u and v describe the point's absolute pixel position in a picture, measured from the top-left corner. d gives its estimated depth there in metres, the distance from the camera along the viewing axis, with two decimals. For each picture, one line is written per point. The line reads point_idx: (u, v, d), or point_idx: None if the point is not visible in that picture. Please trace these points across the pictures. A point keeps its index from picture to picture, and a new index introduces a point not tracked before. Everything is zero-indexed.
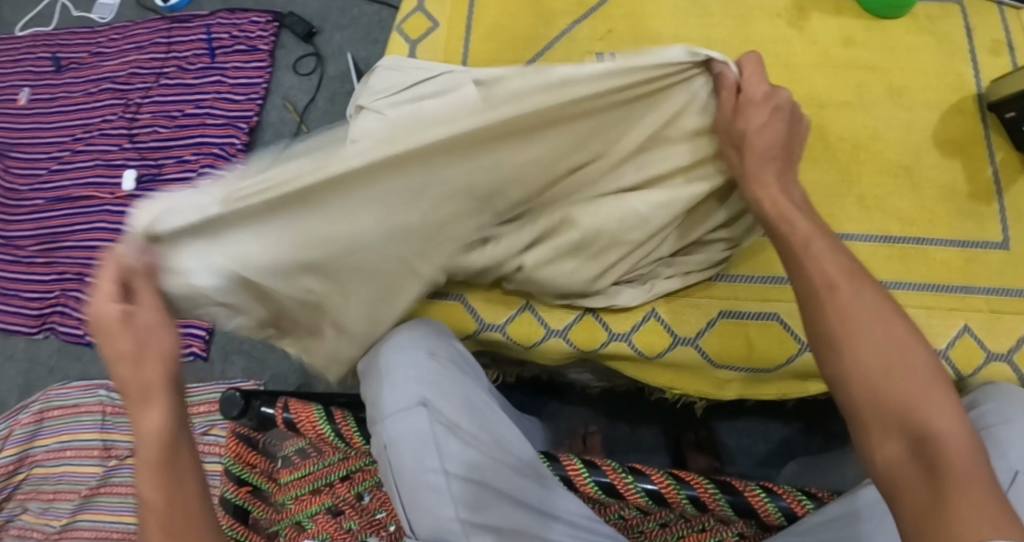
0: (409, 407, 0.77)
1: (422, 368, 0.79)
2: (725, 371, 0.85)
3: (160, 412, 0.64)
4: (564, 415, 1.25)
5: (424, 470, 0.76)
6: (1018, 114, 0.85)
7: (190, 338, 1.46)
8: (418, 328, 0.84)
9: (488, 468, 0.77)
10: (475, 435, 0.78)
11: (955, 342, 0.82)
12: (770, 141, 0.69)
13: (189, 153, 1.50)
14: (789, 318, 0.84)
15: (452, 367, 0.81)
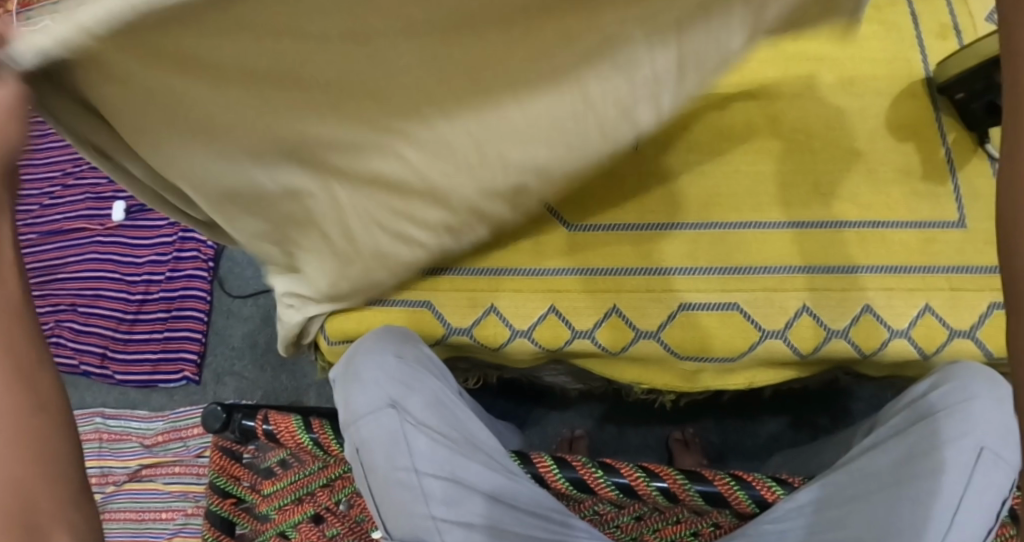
0: (379, 408, 0.79)
1: (388, 368, 0.81)
2: (692, 362, 0.85)
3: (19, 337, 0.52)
4: (549, 420, 1.26)
5: (395, 468, 0.78)
6: (965, 95, 0.87)
7: (181, 362, 1.48)
8: (388, 331, 0.84)
9: (457, 463, 0.79)
10: (443, 431, 0.81)
11: (917, 322, 0.83)
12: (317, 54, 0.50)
13: None
14: (751, 307, 0.84)
15: (418, 367, 0.83)
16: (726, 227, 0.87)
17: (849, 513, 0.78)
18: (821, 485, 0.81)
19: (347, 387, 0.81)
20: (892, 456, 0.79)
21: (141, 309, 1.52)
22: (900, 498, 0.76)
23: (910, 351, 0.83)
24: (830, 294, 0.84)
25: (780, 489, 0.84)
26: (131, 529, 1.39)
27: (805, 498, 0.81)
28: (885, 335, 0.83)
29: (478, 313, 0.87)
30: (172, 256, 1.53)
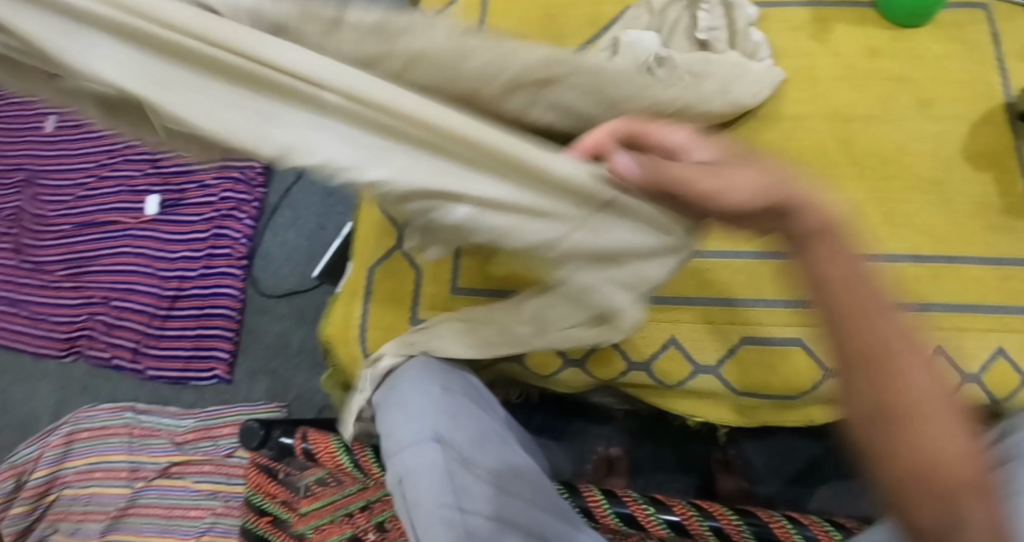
0: (424, 440, 0.76)
1: (437, 405, 0.79)
2: (746, 399, 0.81)
3: None
4: (586, 438, 1.22)
5: (439, 504, 0.74)
6: None
7: (212, 360, 1.47)
8: (432, 363, 0.84)
9: (501, 502, 0.76)
10: (489, 467, 0.78)
11: (990, 366, 0.79)
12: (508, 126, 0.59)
13: (211, 177, 1.54)
14: (814, 343, 0.80)
15: (465, 402, 0.81)
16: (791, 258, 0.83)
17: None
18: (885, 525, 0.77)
19: (392, 416, 0.79)
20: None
21: (174, 305, 1.51)
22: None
23: (981, 398, 0.78)
24: None
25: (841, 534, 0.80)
26: (160, 526, 1.38)
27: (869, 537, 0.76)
28: (957, 379, 0.78)
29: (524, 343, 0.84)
30: (206, 253, 1.51)
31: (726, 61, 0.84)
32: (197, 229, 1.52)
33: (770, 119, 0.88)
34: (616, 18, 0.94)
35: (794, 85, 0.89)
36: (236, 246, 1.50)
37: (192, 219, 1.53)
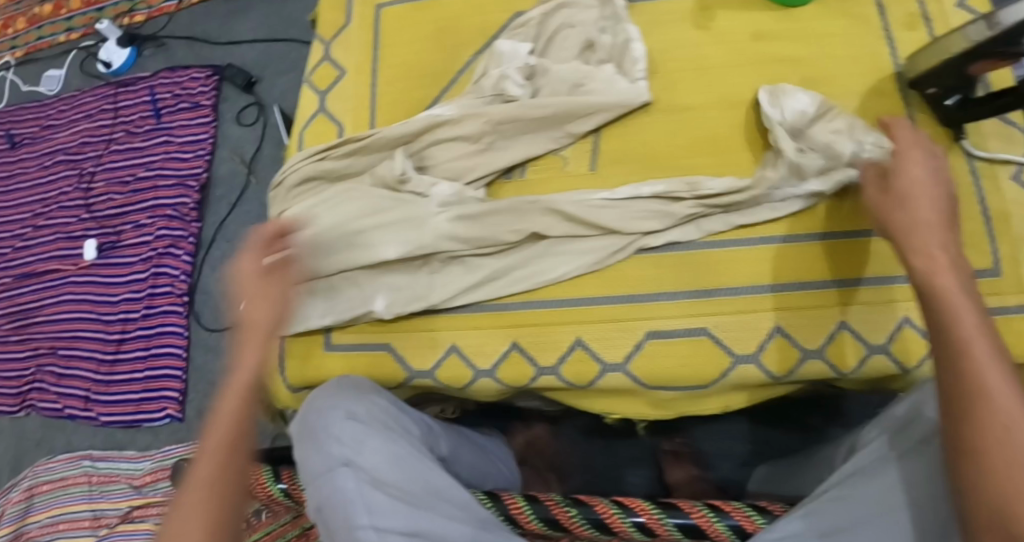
0: (332, 465, 0.77)
1: (345, 430, 0.79)
2: (661, 392, 0.81)
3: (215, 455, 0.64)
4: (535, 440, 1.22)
5: (354, 526, 0.74)
6: (940, 89, 0.87)
7: (163, 400, 1.45)
8: (341, 391, 0.85)
9: (413, 515, 0.75)
10: (404, 485, 0.78)
11: (895, 337, 0.80)
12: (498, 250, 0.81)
13: (145, 217, 1.52)
14: (722, 331, 0.80)
15: (375, 423, 0.81)
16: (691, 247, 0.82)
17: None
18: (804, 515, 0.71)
19: (302, 447, 0.79)
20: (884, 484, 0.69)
21: (121, 347, 1.49)
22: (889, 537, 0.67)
23: (889, 368, 0.80)
24: (804, 312, 0.80)
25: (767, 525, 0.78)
26: None
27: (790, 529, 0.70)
28: (862, 351, 0.80)
29: (431, 360, 0.85)
30: (146, 293, 1.49)
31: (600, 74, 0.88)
32: (135, 270, 1.50)
33: (664, 110, 0.87)
34: (505, 27, 0.94)
35: (685, 75, 0.89)
36: (176, 283, 1.48)
37: (130, 261, 1.51)
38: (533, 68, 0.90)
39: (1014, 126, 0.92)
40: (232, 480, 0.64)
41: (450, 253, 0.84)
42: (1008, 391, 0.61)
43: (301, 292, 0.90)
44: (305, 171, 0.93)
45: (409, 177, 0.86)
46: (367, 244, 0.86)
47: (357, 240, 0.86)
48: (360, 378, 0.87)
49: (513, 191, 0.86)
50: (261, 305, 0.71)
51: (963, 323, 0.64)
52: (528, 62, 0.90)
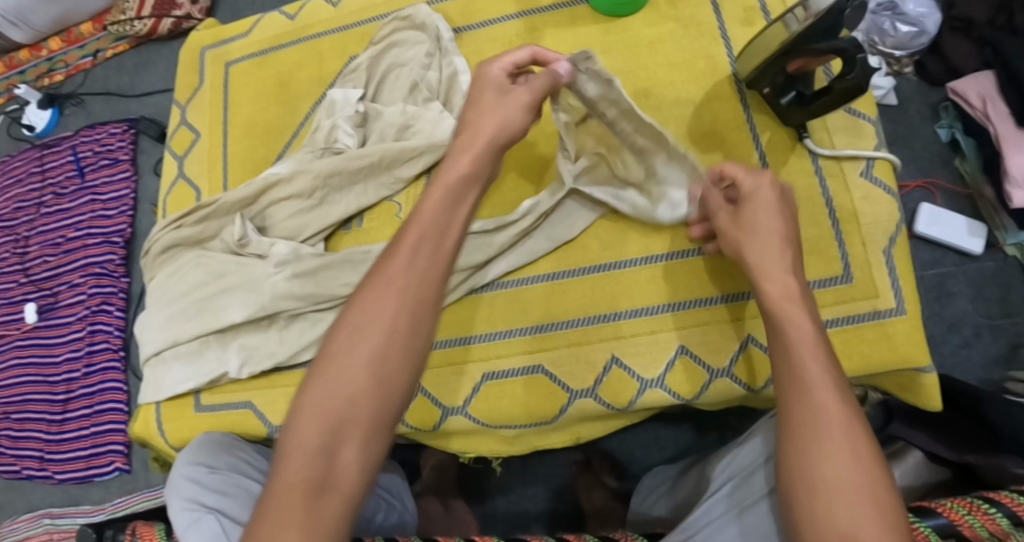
0: (196, 518, 0.76)
1: (206, 483, 0.79)
2: (505, 431, 0.82)
3: (358, 452, 0.60)
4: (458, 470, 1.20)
5: None
6: (772, 89, 0.84)
7: (110, 454, 1.47)
8: (202, 448, 0.84)
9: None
10: None
11: (738, 357, 0.79)
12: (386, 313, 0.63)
13: (78, 276, 1.55)
14: (554, 367, 0.80)
15: (234, 474, 0.81)
16: (522, 284, 0.83)
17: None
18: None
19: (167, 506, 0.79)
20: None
21: (68, 407, 1.51)
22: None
23: (734, 389, 0.79)
24: (638, 339, 0.80)
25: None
26: None
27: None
28: (703, 377, 0.79)
29: (286, 416, 0.87)
30: (84, 350, 1.52)
31: (426, 110, 0.87)
32: (73, 329, 1.53)
33: None
34: (340, 73, 0.94)
35: None
36: (112, 338, 1.51)
37: (67, 321, 1.54)
38: (363, 115, 0.89)
39: (863, 118, 0.90)
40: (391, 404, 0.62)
41: (291, 311, 0.85)
42: (861, 479, 0.58)
43: (169, 354, 0.91)
44: (163, 241, 0.92)
45: (248, 240, 0.86)
46: (214, 313, 0.86)
47: (205, 308, 0.87)
48: (223, 435, 0.88)
49: (351, 242, 0.88)
50: (403, 254, 0.65)
51: (818, 402, 0.61)
52: (357, 109, 0.89)
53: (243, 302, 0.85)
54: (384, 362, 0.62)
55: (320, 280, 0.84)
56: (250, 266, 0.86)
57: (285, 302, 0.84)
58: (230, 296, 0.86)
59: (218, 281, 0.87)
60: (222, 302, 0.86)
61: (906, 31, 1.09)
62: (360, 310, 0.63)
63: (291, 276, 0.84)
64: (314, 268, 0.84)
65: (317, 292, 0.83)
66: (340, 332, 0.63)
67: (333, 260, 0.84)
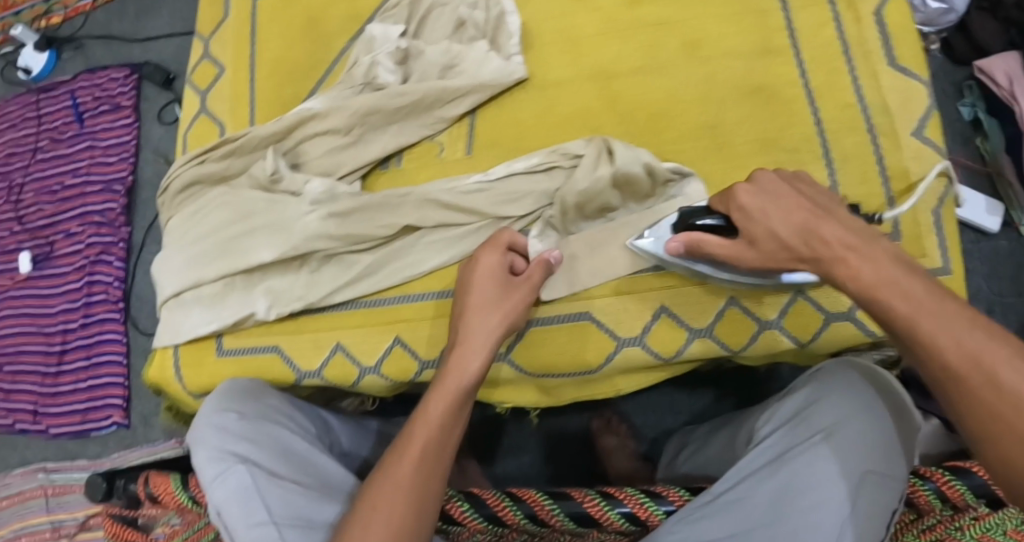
0: (227, 468, 0.73)
1: (237, 429, 0.76)
2: (547, 379, 0.80)
3: (427, 441, 0.68)
4: (491, 428, 1.18)
5: (252, 523, 0.70)
6: None
7: (108, 408, 1.43)
8: (230, 394, 0.81)
9: (315, 506, 0.72)
10: (300, 479, 0.74)
11: (788, 310, 0.77)
12: (486, 328, 0.72)
13: (75, 225, 1.50)
14: (604, 314, 0.78)
15: (265, 422, 0.78)
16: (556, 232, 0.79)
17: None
18: (698, 517, 0.74)
19: (192, 454, 0.76)
20: (769, 487, 0.73)
21: (63, 359, 1.45)
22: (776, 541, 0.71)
23: (782, 343, 0.77)
24: (687, 291, 0.78)
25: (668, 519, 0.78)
26: None
27: (685, 533, 0.74)
28: (753, 327, 0.77)
29: (314, 362, 0.83)
30: (82, 302, 1.46)
31: (473, 50, 0.85)
32: (70, 280, 1.48)
33: (539, 87, 0.85)
34: (378, 9, 0.90)
35: (557, 49, 0.87)
36: (111, 290, 1.46)
37: (63, 271, 1.49)
38: (405, 52, 0.86)
39: (915, 78, 0.82)
40: (452, 439, 0.69)
41: (326, 251, 0.81)
42: None
43: (188, 295, 0.86)
44: (185, 177, 0.88)
45: (281, 176, 0.83)
46: (243, 254, 0.82)
47: (232, 245, 0.83)
48: (252, 382, 0.84)
49: (389, 182, 0.85)
50: (478, 287, 0.74)
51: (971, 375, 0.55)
52: (400, 45, 0.85)
53: (271, 242, 0.81)
54: (460, 406, 0.70)
55: (358, 220, 0.80)
56: (282, 203, 0.82)
57: (320, 242, 0.80)
58: (259, 233, 0.82)
59: (248, 220, 0.83)
60: (252, 242, 0.82)
61: (936, 6, 1.06)
62: (435, 398, 0.70)
63: (326, 215, 0.80)
64: (352, 206, 0.80)
65: (355, 231, 0.79)
66: (430, 398, 0.70)
67: (370, 199, 0.80)
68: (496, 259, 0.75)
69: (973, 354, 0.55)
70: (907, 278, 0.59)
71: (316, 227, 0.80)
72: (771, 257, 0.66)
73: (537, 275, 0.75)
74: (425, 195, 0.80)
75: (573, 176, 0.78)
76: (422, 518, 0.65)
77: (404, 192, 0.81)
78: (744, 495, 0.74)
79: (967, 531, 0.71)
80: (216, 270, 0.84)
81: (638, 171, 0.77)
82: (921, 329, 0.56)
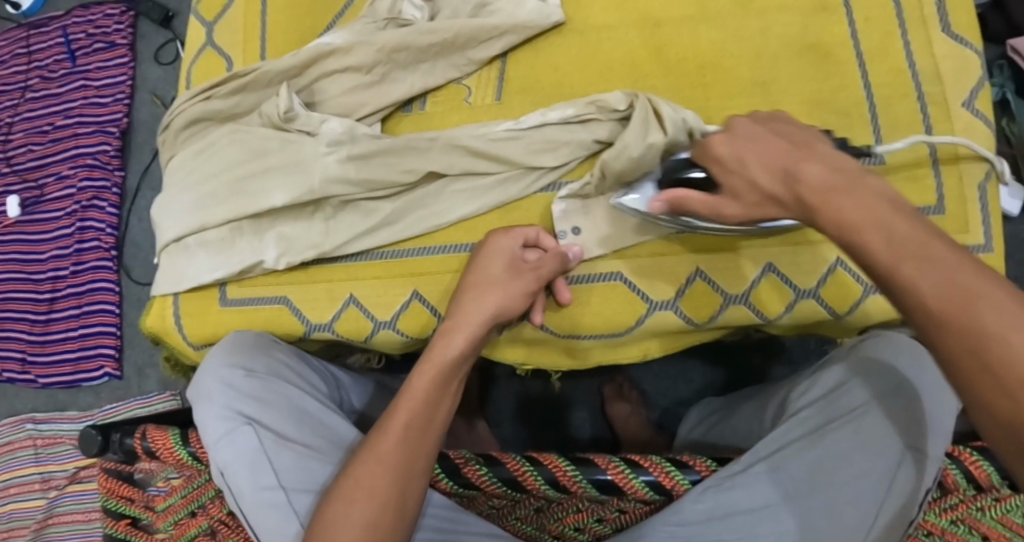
0: (233, 429, 0.68)
1: (245, 386, 0.72)
2: (571, 341, 0.76)
3: (412, 416, 0.64)
4: (498, 390, 1.14)
5: (259, 488, 0.66)
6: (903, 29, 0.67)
7: (100, 358, 1.38)
8: (237, 346, 0.76)
9: (325, 472, 0.68)
10: (310, 442, 0.70)
11: (827, 279, 0.72)
12: (486, 300, 0.68)
13: (67, 168, 1.43)
14: (636, 275, 0.74)
15: (274, 379, 0.73)
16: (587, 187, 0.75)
17: (760, 525, 0.67)
18: (726, 487, 0.68)
19: (195, 411, 0.71)
20: (807, 459, 0.68)
21: (54, 307, 1.40)
22: (811, 515, 0.66)
23: (821, 313, 0.73)
24: (724, 254, 0.73)
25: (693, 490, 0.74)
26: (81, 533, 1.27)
27: (714, 502, 0.68)
28: (791, 296, 0.73)
29: (327, 314, 0.78)
30: (73, 248, 1.41)
31: None
32: (61, 225, 1.42)
33: (578, 31, 0.80)
34: None
35: None
36: (103, 236, 1.40)
37: (54, 215, 1.42)
38: None
39: (969, 46, 0.78)
40: (441, 414, 0.66)
41: (342, 198, 0.76)
42: None
43: (191, 240, 0.81)
44: (190, 114, 0.82)
45: (296, 114, 0.77)
46: (253, 199, 0.77)
47: (241, 188, 0.78)
48: (258, 334, 0.79)
49: (412, 126, 0.80)
50: (482, 263, 0.70)
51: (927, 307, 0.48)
52: None
53: (282, 186, 0.76)
54: (449, 377, 0.66)
55: (378, 166, 0.75)
56: (297, 144, 0.77)
57: (337, 188, 0.75)
58: (270, 175, 0.77)
59: (259, 162, 0.78)
60: (264, 185, 0.77)
61: None
62: (421, 373, 0.66)
63: (344, 158, 0.75)
64: (374, 150, 0.75)
65: (376, 176, 0.75)
66: (418, 369, 0.66)
67: (392, 145, 0.75)
68: (508, 241, 0.71)
69: (930, 281, 0.48)
70: (893, 217, 0.51)
71: (332, 171, 0.75)
72: (756, 207, 0.60)
73: (549, 267, 0.71)
74: (452, 139, 0.75)
75: (624, 139, 0.72)
76: (408, 491, 0.63)
77: (429, 137, 0.76)
78: (782, 467, 0.68)
79: (988, 512, 0.65)
80: (223, 215, 0.79)
81: (685, 139, 0.72)
82: (900, 278, 0.49)
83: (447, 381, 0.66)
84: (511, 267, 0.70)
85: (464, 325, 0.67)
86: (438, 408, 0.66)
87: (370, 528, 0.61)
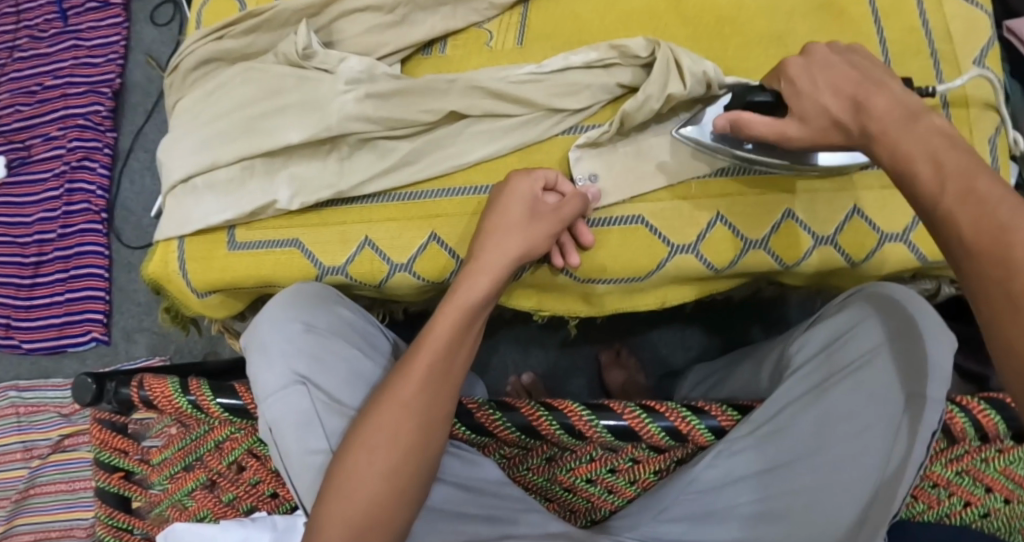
0: (288, 386, 0.66)
1: (292, 339, 0.68)
2: (589, 287, 0.76)
3: (435, 361, 0.63)
4: (495, 355, 1.13)
5: (310, 451, 0.65)
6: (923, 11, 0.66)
7: (87, 323, 1.35)
8: (297, 296, 0.72)
9: None
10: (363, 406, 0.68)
11: (844, 226, 0.73)
12: (509, 245, 0.67)
13: (55, 128, 1.40)
14: (655, 219, 0.74)
15: (333, 336, 0.70)
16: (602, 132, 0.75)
17: (784, 481, 0.66)
18: (743, 447, 0.67)
19: (251, 365, 0.69)
20: (821, 412, 0.66)
21: (39, 271, 1.37)
22: (832, 465, 0.65)
23: (835, 259, 0.73)
24: (743, 199, 0.73)
25: (710, 435, 0.73)
26: (65, 502, 1.25)
27: (729, 465, 0.67)
28: (808, 243, 0.73)
29: (339, 258, 0.77)
30: (61, 211, 1.38)
31: None
32: (49, 187, 1.38)
33: None
34: None
35: None
36: (93, 199, 1.37)
37: (42, 177, 1.39)
38: None
39: (979, 7, 0.79)
40: (463, 356, 0.65)
41: (360, 136, 0.75)
42: None
43: (200, 181, 0.79)
44: (201, 54, 0.80)
45: (314, 52, 0.76)
46: (268, 137, 0.76)
47: (255, 126, 0.77)
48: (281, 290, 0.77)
49: (431, 69, 0.80)
50: (505, 205, 0.69)
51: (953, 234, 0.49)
52: None
53: (298, 123, 0.75)
54: (473, 320, 0.65)
55: (398, 105, 0.75)
56: (313, 83, 0.76)
57: (356, 126, 0.74)
58: (287, 113, 0.76)
59: (275, 101, 0.76)
60: (279, 122, 0.76)
61: None
62: (445, 312, 0.65)
63: (363, 95, 0.74)
64: (394, 90, 0.74)
65: (396, 115, 0.74)
66: (440, 313, 0.65)
67: (412, 85, 0.75)
68: (526, 185, 0.70)
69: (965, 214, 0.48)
70: (948, 150, 0.51)
71: (351, 110, 0.74)
72: (821, 135, 0.60)
73: (571, 209, 0.70)
74: (473, 81, 0.75)
75: (645, 91, 0.72)
76: (431, 437, 0.62)
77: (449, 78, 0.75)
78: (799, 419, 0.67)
79: (991, 463, 0.64)
80: (237, 153, 0.77)
81: (700, 89, 0.72)
82: (944, 206, 0.49)
83: (471, 324, 0.65)
84: (532, 211, 0.69)
85: (486, 271, 0.66)
86: (459, 352, 0.64)
87: (392, 475, 0.61)
